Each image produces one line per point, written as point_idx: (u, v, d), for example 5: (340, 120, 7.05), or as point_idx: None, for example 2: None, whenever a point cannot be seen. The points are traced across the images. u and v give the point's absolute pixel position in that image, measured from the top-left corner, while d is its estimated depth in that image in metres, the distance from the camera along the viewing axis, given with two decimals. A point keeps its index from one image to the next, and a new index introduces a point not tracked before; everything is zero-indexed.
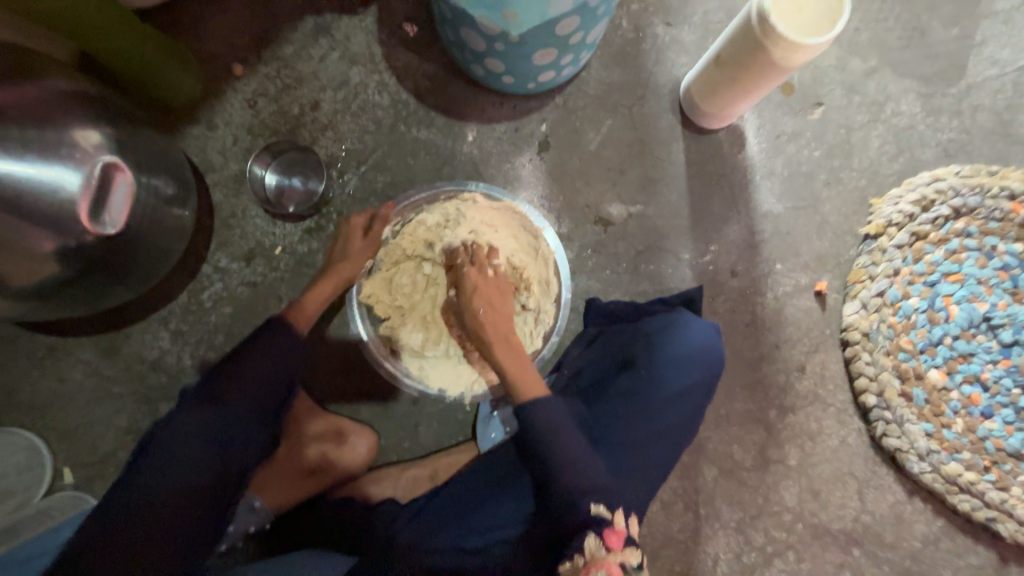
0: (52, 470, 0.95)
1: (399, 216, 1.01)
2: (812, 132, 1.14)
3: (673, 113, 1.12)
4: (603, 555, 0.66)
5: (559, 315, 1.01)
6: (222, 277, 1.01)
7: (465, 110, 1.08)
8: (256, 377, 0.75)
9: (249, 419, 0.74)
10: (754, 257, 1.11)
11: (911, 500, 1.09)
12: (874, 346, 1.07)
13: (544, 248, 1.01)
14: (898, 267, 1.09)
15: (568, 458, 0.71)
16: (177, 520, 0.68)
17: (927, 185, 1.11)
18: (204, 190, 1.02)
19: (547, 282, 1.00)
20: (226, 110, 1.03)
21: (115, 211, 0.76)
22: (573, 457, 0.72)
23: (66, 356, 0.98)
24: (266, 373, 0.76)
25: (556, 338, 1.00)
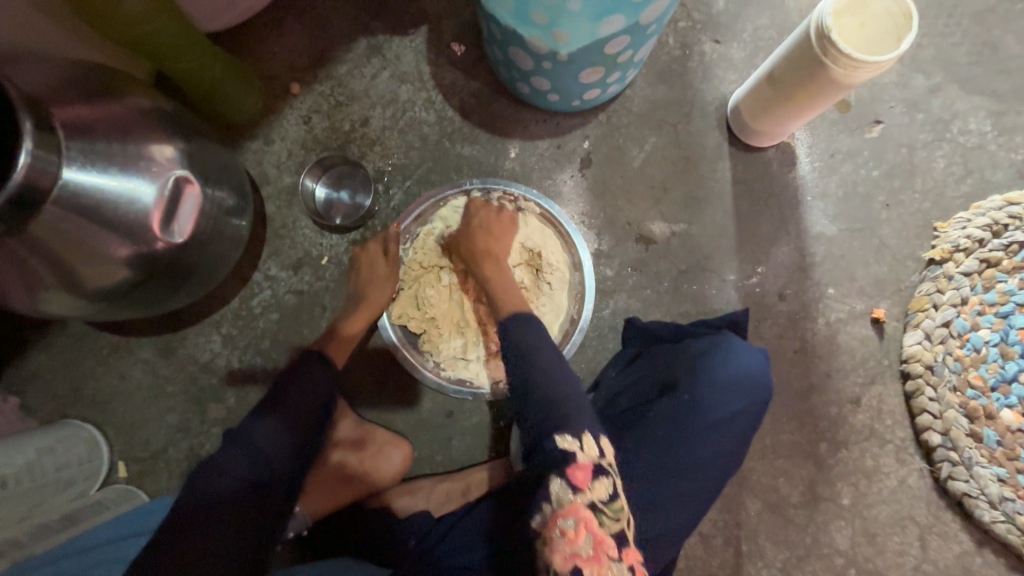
0: (109, 463, 1.00)
1: (410, 233, 1.03)
2: (870, 151, 1.09)
3: (720, 131, 1.09)
4: (572, 502, 0.68)
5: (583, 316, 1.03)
6: (272, 284, 1.05)
7: (509, 127, 1.09)
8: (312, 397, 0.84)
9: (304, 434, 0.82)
10: (804, 281, 1.06)
11: (981, 551, 1.00)
12: (938, 381, 1.00)
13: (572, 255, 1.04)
14: (965, 296, 1.02)
15: (544, 388, 0.78)
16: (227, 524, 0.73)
17: (999, 208, 1.04)
18: (259, 201, 1.07)
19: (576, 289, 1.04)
20: (282, 126, 1.09)
21: (183, 221, 0.83)
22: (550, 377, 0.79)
23: (127, 355, 1.04)
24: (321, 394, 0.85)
25: (580, 335, 1.02)
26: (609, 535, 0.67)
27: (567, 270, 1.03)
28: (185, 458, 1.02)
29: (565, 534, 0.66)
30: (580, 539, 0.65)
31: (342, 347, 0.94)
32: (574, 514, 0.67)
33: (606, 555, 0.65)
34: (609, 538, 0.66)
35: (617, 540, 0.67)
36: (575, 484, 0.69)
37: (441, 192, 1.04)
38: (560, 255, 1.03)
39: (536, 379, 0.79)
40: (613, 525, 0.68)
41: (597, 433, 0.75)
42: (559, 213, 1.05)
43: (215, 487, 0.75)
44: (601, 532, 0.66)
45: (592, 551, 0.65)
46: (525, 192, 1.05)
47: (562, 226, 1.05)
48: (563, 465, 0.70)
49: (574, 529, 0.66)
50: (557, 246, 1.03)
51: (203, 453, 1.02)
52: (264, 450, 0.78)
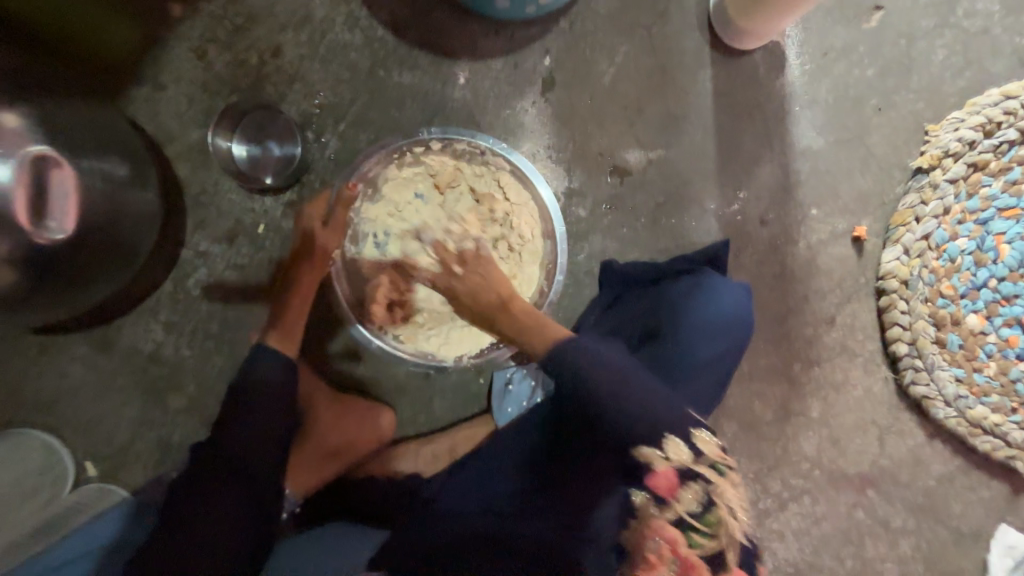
0: (73, 466, 0.94)
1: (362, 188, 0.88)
2: (866, 45, 0.96)
3: (700, 32, 0.94)
4: (657, 517, 0.66)
5: (554, 288, 0.91)
6: (206, 261, 0.93)
7: (454, 45, 0.91)
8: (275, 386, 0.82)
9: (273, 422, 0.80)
10: (787, 203, 1.00)
11: (932, 442, 1.09)
12: (912, 294, 1.00)
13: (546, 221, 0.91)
14: (948, 205, 0.98)
15: (613, 366, 0.70)
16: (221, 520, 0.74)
17: (994, 104, 0.96)
18: (165, 163, 0.90)
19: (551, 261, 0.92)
20: (172, 64, 0.88)
21: (59, 213, 0.70)
22: (631, 387, 0.69)
23: (60, 354, 0.94)
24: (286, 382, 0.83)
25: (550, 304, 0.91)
26: (696, 556, 0.63)
27: (538, 241, 0.91)
28: (154, 451, 0.97)
29: (646, 560, 0.66)
30: (663, 565, 0.64)
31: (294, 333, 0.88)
32: (660, 535, 0.65)
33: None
34: (698, 561, 0.63)
35: (710, 562, 0.62)
36: (658, 494, 0.67)
37: (395, 143, 0.89)
38: (534, 227, 0.91)
39: (651, 408, 0.69)
40: (710, 545, 0.63)
41: (687, 433, 0.68)
42: (533, 171, 0.90)
43: (197, 482, 0.75)
44: (691, 555, 0.63)
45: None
46: (493, 142, 0.90)
47: (536, 189, 0.90)
48: (642, 474, 0.69)
49: (658, 554, 0.65)
50: (530, 214, 0.91)
51: (172, 444, 0.97)
52: (231, 451, 0.77)
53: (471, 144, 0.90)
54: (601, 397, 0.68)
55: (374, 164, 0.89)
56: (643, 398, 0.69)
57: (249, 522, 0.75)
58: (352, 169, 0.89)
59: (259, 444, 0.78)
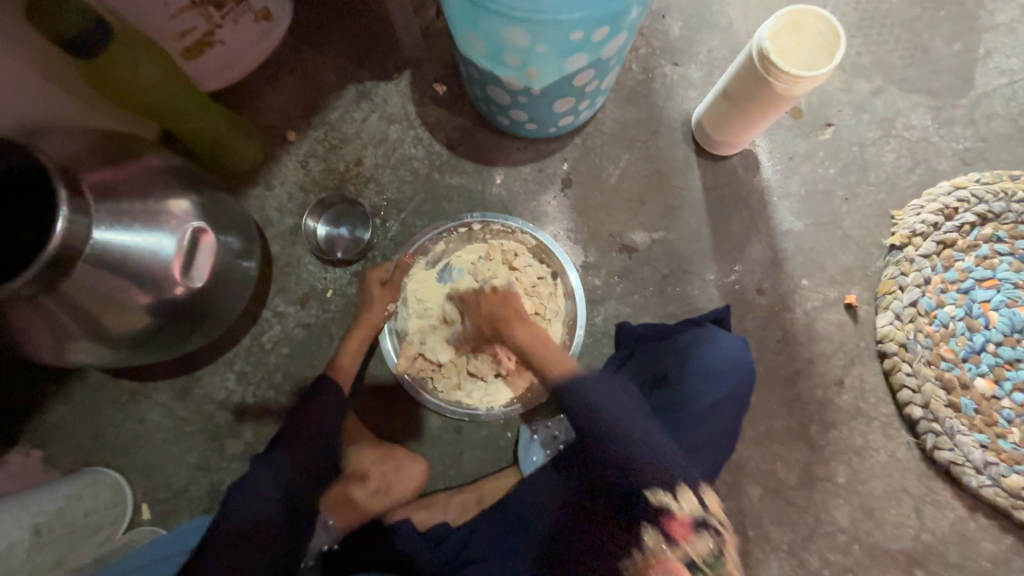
0: (132, 506, 1.04)
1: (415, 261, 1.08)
2: (825, 151, 1.18)
3: (686, 143, 1.19)
4: (669, 555, 0.71)
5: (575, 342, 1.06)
6: (281, 320, 1.11)
7: (492, 156, 1.18)
8: (326, 420, 0.88)
9: (320, 455, 0.86)
10: (778, 274, 1.14)
11: (974, 516, 1.05)
12: (913, 357, 1.07)
13: (565, 285, 1.09)
14: (927, 276, 1.10)
15: (623, 425, 0.73)
16: (263, 539, 0.77)
17: (947, 194, 1.13)
18: (263, 243, 1.14)
19: (571, 322, 1.08)
20: (282, 171, 1.17)
21: (200, 267, 0.91)
22: (635, 432, 0.73)
23: (146, 399, 1.08)
24: (333, 418, 0.89)
25: (571, 360, 1.05)
26: None
27: (560, 300, 1.09)
28: (207, 493, 1.05)
29: None
30: None
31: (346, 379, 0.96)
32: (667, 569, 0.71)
33: None
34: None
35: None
36: (673, 536, 0.72)
37: (443, 225, 1.10)
38: (556, 286, 1.09)
39: (632, 451, 0.72)
40: (682, 571, 0.71)
41: (696, 486, 0.73)
42: (551, 240, 1.10)
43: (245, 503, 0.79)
44: None
45: None
46: (522, 222, 1.11)
47: (556, 255, 1.09)
48: (658, 523, 0.72)
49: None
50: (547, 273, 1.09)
51: (224, 487, 1.05)
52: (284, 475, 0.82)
53: (505, 226, 1.11)
54: (625, 430, 0.73)
55: (429, 241, 1.10)
56: (667, 460, 0.72)
57: (279, 544, 0.79)
58: (410, 243, 1.10)
59: (305, 473, 0.84)
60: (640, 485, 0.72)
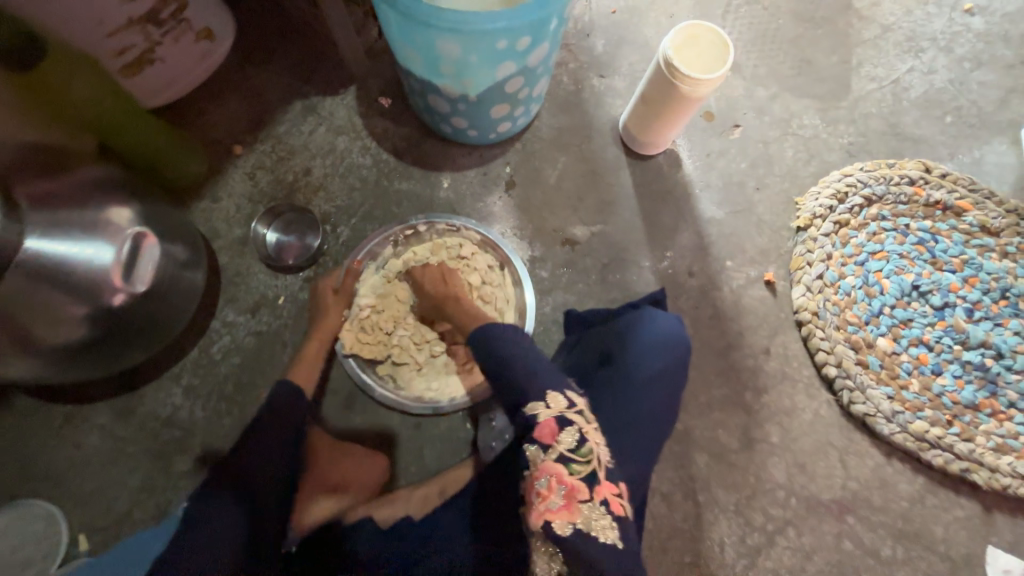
0: (67, 537, 0.97)
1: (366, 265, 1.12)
2: (736, 149, 1.34)
3: (616, 145, 1.31)
4: (544, 458, 0.71)
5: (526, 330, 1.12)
6: (231, 330, 1.10)
7: (439, 162, 1.25)
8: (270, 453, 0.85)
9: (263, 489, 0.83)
10: (705, 258, 1.25)
11: (890, 462, 1.17)
12: (825, 323, 1.20)
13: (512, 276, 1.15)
14: (830, 252, 1.25)
15: (507, 363, 0.79)
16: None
17: (839, 180, 1.31)
18: (210, 255, 1.13)
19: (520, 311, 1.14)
20: (228, 183, 1.18)
21: (142, 274, 0.90)
22: (527, 364, 0.79)
23: (83, 422, 1.03)
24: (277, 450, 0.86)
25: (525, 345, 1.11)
26: (577, 480, 0.70)
27: (508, 292, 1.15)
28: (155, 514, 1.00)
29: (540, 492, 0.70)
30: (553, 493, 0.69)
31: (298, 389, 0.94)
32: (546, 472, 0.71)
33: (577, 499, 0.69)
34: (580, 484, 0.70)
35: (588, 481, 0.70)
36: (543, 441, 0.72)
37: (389, 227, 1.14)
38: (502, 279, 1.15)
39: (517, 373, 0.78)
40: (584, 470, 0.71)
41: (560, 387, 0.77)
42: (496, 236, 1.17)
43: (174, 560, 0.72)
44: (572, 481, 0.70)
45: (563, 501, 0.69)
46: (468, 220, 1.17)
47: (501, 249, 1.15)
48: (529, 431, 0.74)
49: (547, 485, 0.69)
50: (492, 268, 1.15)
51: (173, 507, 1.01)
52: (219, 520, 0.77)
53: (450, 223, 1.16)
54: (512, 367, 0.79)
55: (378, 244, 1.13)
56: (541, 374, 0.77)
57: None
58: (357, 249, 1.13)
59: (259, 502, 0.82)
60: (528, 392, 0.76)
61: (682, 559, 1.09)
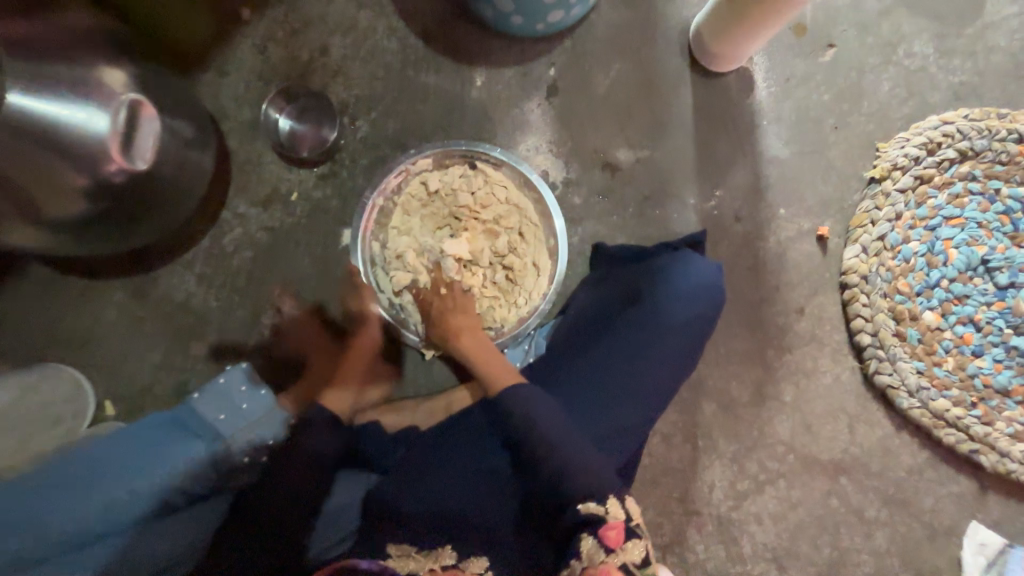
0: (94, 401, 1.01)
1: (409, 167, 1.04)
2: (823, 75, 1.13)
3: (682, 56, 1.11)
4: (605, 562, 0.71)
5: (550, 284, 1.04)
6: (242, 222, 1.05)
7: (474, 54, 1.08)
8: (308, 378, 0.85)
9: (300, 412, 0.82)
10: (758, 202, 1.13)
11: (899, 434, 1.15)
12: (871, 289, 1.11)
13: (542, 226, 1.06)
14: (899, 211, 1.11)
15: (552, 437, 0.79)
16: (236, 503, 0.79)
17: (935, 128, 1.12)
18: (219, 137, 1.04)
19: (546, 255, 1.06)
20: (236, 54, 1.04)
21: (142, 147, 0.83)
22: (571, 441, 0.79)
23: (99, 297, 1.03)
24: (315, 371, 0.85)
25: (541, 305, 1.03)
26: None
27: (539, 238, 1.06)
28: (173, 392, 1.03)
29: None
30: None
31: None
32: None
33: None
34: None
35: None
36: (608, 544, 0.72)
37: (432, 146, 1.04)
38: (535, 229, 1.06)
39: (570, 463, 0.78)
40: None
41: (621, 496, 0.78)
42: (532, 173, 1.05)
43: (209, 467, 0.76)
44: None
45: None
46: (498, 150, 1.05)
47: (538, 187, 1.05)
48: (594, 527, 0.74)
49: None
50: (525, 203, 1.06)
51: (190, 388, 1.03)
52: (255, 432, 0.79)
53: (471, 151, 1.04)
54: (553, 441, 0.79)
55: (416, 156, 1.04)
56: (593, 464, 0.78)
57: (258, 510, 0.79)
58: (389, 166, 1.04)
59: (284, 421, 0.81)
60: (574, 497, 0.76)
61: (671, 494, 1.13)
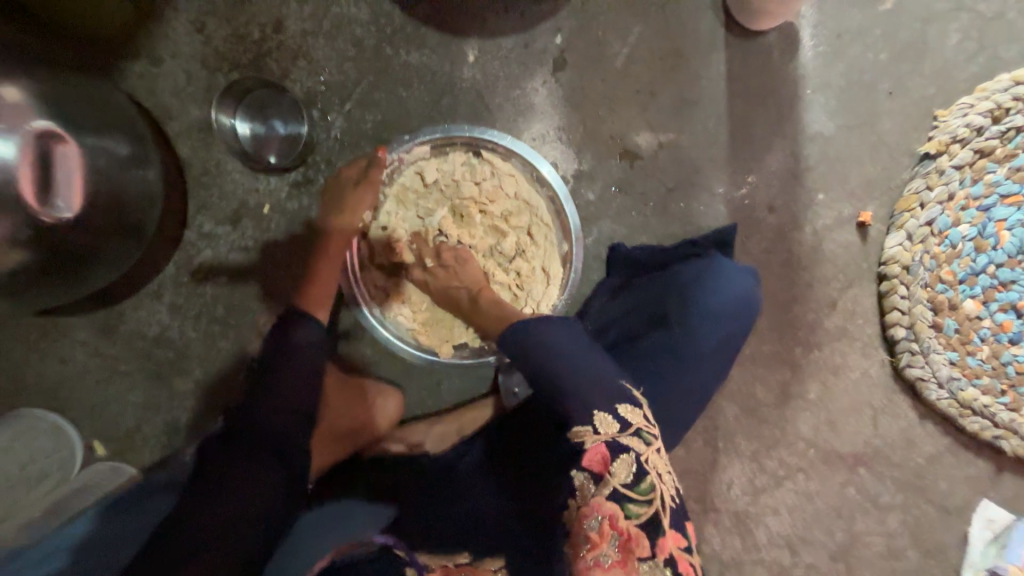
0: (80, 448, 0.93)
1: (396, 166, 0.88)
2: (879, 29, 0.96)
3: (714, 13, 0.93)
4: (595, 494, 0.63)
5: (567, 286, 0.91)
6: (211, 243, 0.92)
7: (465, 23, 0.89)
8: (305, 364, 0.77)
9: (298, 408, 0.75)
10: (795, 188, 0.99)
11: (922, 423, 1.12)
12: (912, 280, 1.02)
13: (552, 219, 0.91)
14: (953, 191, 0.98)
15: (539, 366, 0.72)
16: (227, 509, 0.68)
17: (1004, 90, 0.96)
18: (167, 144, 0.88)
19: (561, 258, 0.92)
20: (171, 38, 0.86)
21: (64, 188, 0.70)
22: (564, 364, 0.71)
23: (64, 337, 0.93)
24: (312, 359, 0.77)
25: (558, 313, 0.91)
26: (633, 527, 0.61)
27: (551, 239, 0.92)
28: (164, 434, 0.95)
29: (589, 538, 0.61)
30: (604, 541, 0.60)
31: (302, 384, 0.75)
32: (597, 513, 0.62)
33: (633, 555, 0.60)
34: (637, 532, 0.61)
35: (647, 531, 0.61)
36: (593, 470, 0.64)
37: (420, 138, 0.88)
38: (544, 225, 0.91)
39: (558, 385, 0.70)
40: (644, 513, 0.62)
41: (615, 407, 0.68)
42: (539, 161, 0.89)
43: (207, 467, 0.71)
44: (628, 529, 0.61)
45: (618, 555, 0.60)
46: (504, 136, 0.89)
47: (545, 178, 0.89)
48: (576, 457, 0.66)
49: (598, 531, 0.61)
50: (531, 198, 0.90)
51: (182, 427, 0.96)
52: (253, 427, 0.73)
53: (474, 138, 0.88)
54: (548, 376, 0.71)
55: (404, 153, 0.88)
56: (590, 391, 0.69)
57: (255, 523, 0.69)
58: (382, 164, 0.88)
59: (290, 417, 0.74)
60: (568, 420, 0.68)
61: (689, 494, 1.12)
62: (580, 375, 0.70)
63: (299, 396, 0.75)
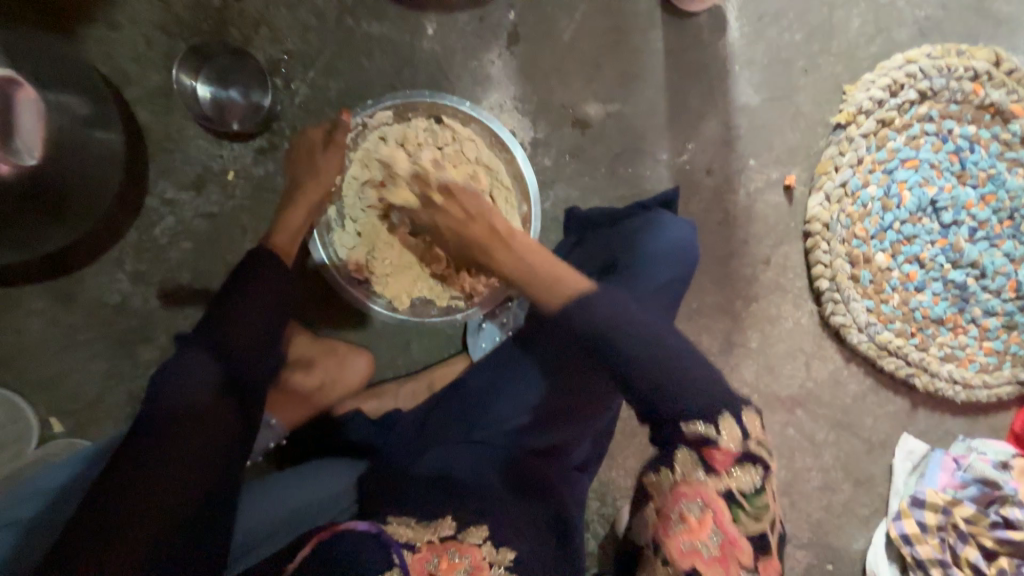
0: (37, 422, 0.91)
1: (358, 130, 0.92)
2: (793, 12, 1.09)
3: None
4: (704, 484, 0.61)
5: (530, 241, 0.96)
6: (173, 209, 0.92)
7: None
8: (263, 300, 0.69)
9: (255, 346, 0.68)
10: (728, 154, 1.11)
11: (848, 366, 1.26)
12: (832, 236, 1.15)
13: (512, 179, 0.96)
14: (861, 156, 1.13)
15: (645, 339, 0.65)
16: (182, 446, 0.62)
17: (899, 68, 1.11)
18: (126, 108, 0.89)
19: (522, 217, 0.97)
20: (129, 4, 0.87)
21: (26, 134, 0.77)
22: (666, 344, 0.65)
23: (17, 307, 0.91)
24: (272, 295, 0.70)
25: None
26: (741, 535, 0.60)
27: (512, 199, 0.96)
28: (128, 403, 0.95)
29: (688, 524, 0.60)
30: (706, 532, 0.60)
31: (260, 319, 0.68)
32: (708, 505, 0.60)
33: (735, 560, 0.59)
34: (739, 537, 0.60)
35: (753, 542, 0.60)
36: (714, 466, 0.61)
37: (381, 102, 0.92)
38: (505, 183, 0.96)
39: (658, 365, 0.64)
40: (749, 523, 0.60)
41: (740, 412, 0.63)
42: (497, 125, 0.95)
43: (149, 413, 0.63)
44: (737, 535, 0.60)
45: (717, 552, 0.59)
46: (464, 102, 0.95)
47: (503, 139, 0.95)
48: (688, 447, 0.62)
49: (699, 517, 0.60)
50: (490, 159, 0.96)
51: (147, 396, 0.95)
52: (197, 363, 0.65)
53: (435, 104, 0.93)
54: (620, 337, 0.64)
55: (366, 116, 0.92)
56: (696, 373, 0.64)
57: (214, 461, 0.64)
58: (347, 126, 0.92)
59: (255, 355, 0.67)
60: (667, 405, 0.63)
61: None
62: (675, 354, 0.65)
63: (257, 329, 0.68)
